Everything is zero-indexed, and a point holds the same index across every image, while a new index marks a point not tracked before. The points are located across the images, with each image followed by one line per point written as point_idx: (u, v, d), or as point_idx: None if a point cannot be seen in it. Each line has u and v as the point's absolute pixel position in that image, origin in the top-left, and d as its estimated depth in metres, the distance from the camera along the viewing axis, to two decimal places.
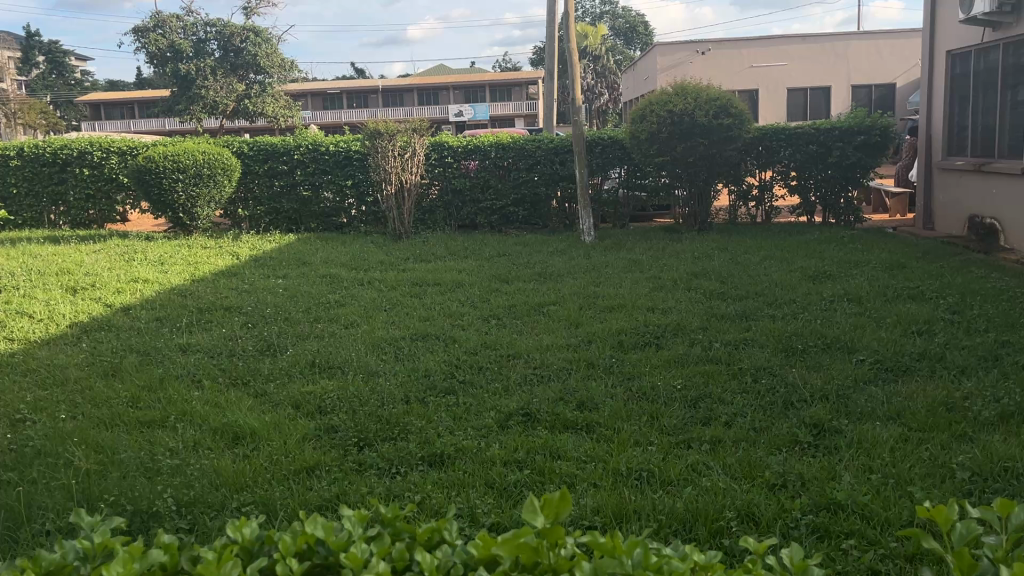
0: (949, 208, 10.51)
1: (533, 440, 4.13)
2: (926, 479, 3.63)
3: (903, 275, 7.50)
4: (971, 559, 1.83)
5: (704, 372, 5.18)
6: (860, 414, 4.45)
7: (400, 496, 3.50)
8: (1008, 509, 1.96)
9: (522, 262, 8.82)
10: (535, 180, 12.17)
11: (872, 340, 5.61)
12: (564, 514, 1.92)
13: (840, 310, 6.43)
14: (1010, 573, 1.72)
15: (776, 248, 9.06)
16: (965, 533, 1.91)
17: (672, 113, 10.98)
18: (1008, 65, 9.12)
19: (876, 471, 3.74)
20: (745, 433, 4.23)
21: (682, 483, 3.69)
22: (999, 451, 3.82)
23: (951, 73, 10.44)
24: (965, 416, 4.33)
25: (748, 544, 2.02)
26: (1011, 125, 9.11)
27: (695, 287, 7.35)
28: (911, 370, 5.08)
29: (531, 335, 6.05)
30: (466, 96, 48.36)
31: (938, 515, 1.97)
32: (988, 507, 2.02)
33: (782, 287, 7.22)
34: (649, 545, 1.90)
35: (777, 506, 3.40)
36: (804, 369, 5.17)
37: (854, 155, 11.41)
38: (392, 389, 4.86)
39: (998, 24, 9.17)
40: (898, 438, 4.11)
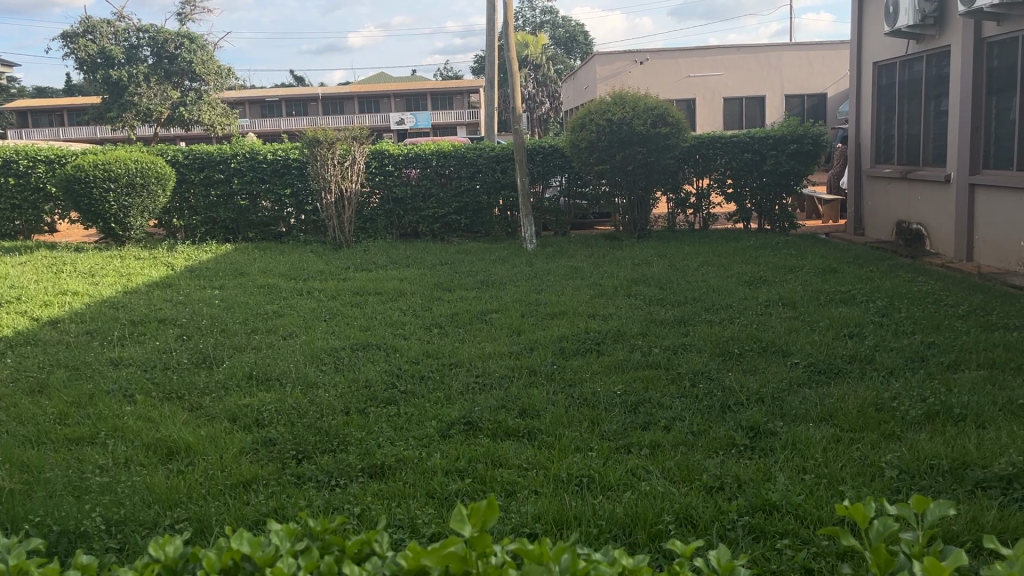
0: (879, 214, 10.82)
1: (475, 448, 4.13)
2: (857, 478, 3.74)
3: (834, 280, 7.70)
4: (888, 556, 1.87)
5: (645, 377, 5.25)
6: (794, 416, 4.56)
7: (339, 508, 3.47)
8: (923, 505, 1.99)
9: (463, 270, 8.81)
10: (476, 188, 12.21)
11: (805, 344, 5.76)
12: (490, 522, 1.90)
13: (775, 314, 6.58)
14: (919, 567, 1.76)
15: (714, 255, 9.21)
16: (882, 530, 1.95)
17: (611, 122, 11.10)
18: (931, 76, 9.47)
19: (810, 471, 3.84)
20: (683, 437, 4.30)
21: (622, 487, 3.74)
22: (926, 449, 3.95)
23: (878, 83, 10.79)
24: (894, 416, 4.46)
25: (676, 546, 2.01)
26: (934, 135, 9.45)
27: (635, 294, 7.44)
28: (842, 372, 5.22)
29: (472, 343, 6.05)
30: (408, 104, 48.11)
31: (856, 512, 2.00)
32: (905, 505, 2.05)
33: (719, 292, 7.35)
34: (576, 551, 1.91)
35: (715, 508, 3.46)
36: (740, 372, 5.28)
37: (787, 163, 11.69)
38: (331, 399, 4.81)
39: (922, 37, 9.53)
40: (830, 438, 4.22)
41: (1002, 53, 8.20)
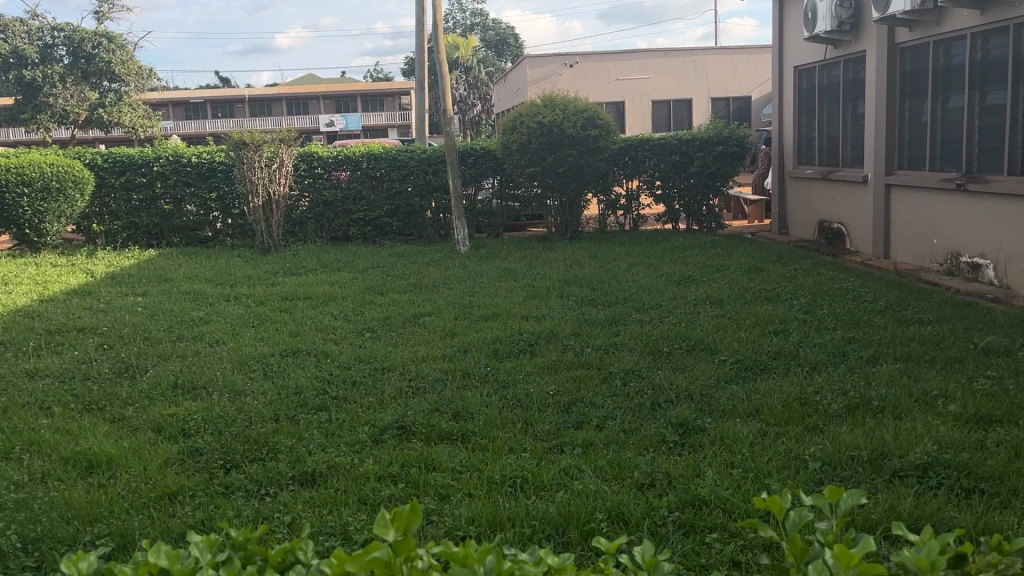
0: (801, 214, 11.14)
1: (408, 453, 4.11)
2: (782, 471, 3.84)
3: (760, 278, 7.91)
4: (803, 546, 1.91)
5: (577, 377, 5.30)
6: (722, 412, 4.67)
7: (269, 517, 3.41)
8: (837, 494, 2.04)
9: (396, 274, 8.75)
10: (408, 191, 12.15)
11: (733, 341, 5.89)
12: (415, 525, 1.88)
13: (704, 313, 6.72)
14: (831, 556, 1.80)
15: (645, 255, 9.35)
16: (799, 519, 1.98)
17: (542, 125, 11.17)
18: (848, 80, 9.81)
19: (738, 465, 3.93)
20: (615, 435, 4.36)
21: (555, 487, 3.76)
22: (847, 441, 4.08)
23: (798, 87, 11.12)
24: (817, 409, 4.61)
25: (602, 543, 2.01)
26: (852, 137, 9.79)
27: (568, 294, 7.50)
28: (768, 368, 5.36)
29: (405, 346, 6.01)
30: (338, 106, 47.51)
31: (773, 504, 2.03)
32: (819, 495, 2.10)
33: (649, 292, 7.46)
34: (501, 551, 1.91)
35: (646, 505, 3.52)
36: (670, 370, 5.38)
37: (713, 165, 11.96)
38: (261, 407, 4.72)
39: (839, 43, 9.87)
40: (756, 433, 4.33)
41: (915, 58, 8.56)
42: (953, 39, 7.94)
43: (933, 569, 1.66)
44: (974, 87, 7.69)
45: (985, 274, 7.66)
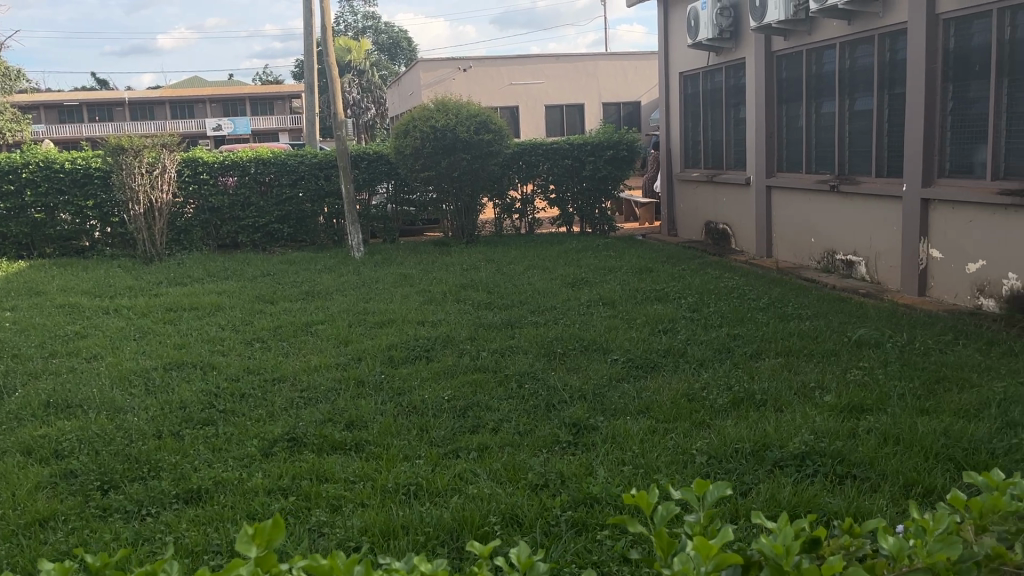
0: (689, 215, 11.51)
1: (300, 465, 4.02)
2: (671, 465, 3.96)
3: (650, 278, 8.12)
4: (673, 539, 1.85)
5: (473, 381, 5.30)
6: (614, 410, 4.76)
7: (151, 539, 3.27)
8: (705, 487, 2.00)
9: (286, 281, 8.56)
10: (299, 196, 11.91)
11: (624, 341, 6.03)
12: (279, 542, 1.83)
13: (596, 313, 6.84)
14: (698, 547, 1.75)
15: (539, 258, 9.46)
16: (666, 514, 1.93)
17: (435, 129, 11.14)
18: (730, 86, 10.20)
19: (629, 462, 4.02)
20: (510, 438, 4.39)
21: (449, 492, 3.76)
22: (732, 434, 4.24)
23: (684, 93, 11.48)
24: (703, 404, 4.77)
25: (477, 546, 1.94)
26: (735, 141, 10.19)
27: (463, 298, 7.51)
28: (658, 366, 5.51)
29: (297, 356, 5.87)
30: (226, 109, 46.08)
31: (641, 500, 1.99)
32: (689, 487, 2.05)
33: (543, 294, 7.56)
34: (373, 561, 1.87)
35: (539, 506, 3.55)
36: (564, 372, 5.45)
37: (605, 169, 12.22)
38: (142, 424, 4.52)
39: (720, 50, 10.25)
40: (647, 430, 4.45)
41: (790, 66, 9.01)
42: (823, 48, 8.41)
43: (787, 554, 1.65)
44: (844, 94, 8.17)
45: (858, 271, 8.11)
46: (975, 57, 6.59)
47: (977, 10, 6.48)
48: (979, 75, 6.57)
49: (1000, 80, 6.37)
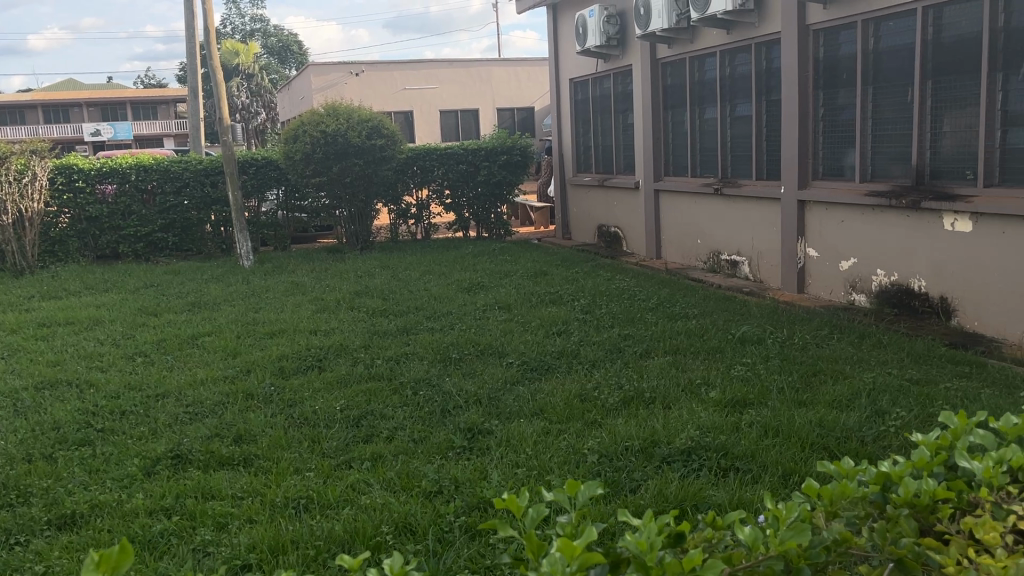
0: (582, 219, 11.72)
1: (184, 483, 3.87)
2: (563, 466, 4.02)
3: (545, 281, 8.23)
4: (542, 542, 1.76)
5: (367, 390, 5.23)
6: (508, 414, 4.80)
7: (18, 570, 3.09)
8: (575, 489, 1.93)
9: (171, 292, 8.24)
10: (184, 204, 11.49)
11: (519, 344, 6.08)
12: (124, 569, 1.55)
13: (492, 318, 6.88)
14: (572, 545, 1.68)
15: (435, 264, 9.43)
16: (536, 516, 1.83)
17: (325, 134, 10.96)
18: (618, 92, 10.45)
19: (522, 465, 4.06)
20: (404, 445, 4.36)
21: (341, 504, 3.69)
22: (622, 433, 4.33)
23: (574, 98, 11.68)
24: (595, 404, 4.86)
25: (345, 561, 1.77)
26: (624, 146, 10.44)
27: (358, 306, 7.41)
28: (552, 368, 5.58)
29: (182, 370, 5.66)
30: (105, 114, 44.01)
31: (511, 503, 1.88)
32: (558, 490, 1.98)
33: (439, 300, 7.54)
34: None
35: (432, 513, 3.54)
36: (459, 377, 5.45)
37: (499, 173, 12.30)
38: (10, 448, 4.25)
39: (607, 57, 10.48)
40: (540, 432, 4.50)
41: (674, 73, 9.29)
42: (705, 56, 8.73)
43: (652, 549, 1.62)
44: (725, 100, 8.49)
45: (742, 270, 8.45)
46: (843, 66, 7.04)
47: (844, 22, 6.93)
48: (847, 83, 7.03)
49: (866, 88, 6.84)
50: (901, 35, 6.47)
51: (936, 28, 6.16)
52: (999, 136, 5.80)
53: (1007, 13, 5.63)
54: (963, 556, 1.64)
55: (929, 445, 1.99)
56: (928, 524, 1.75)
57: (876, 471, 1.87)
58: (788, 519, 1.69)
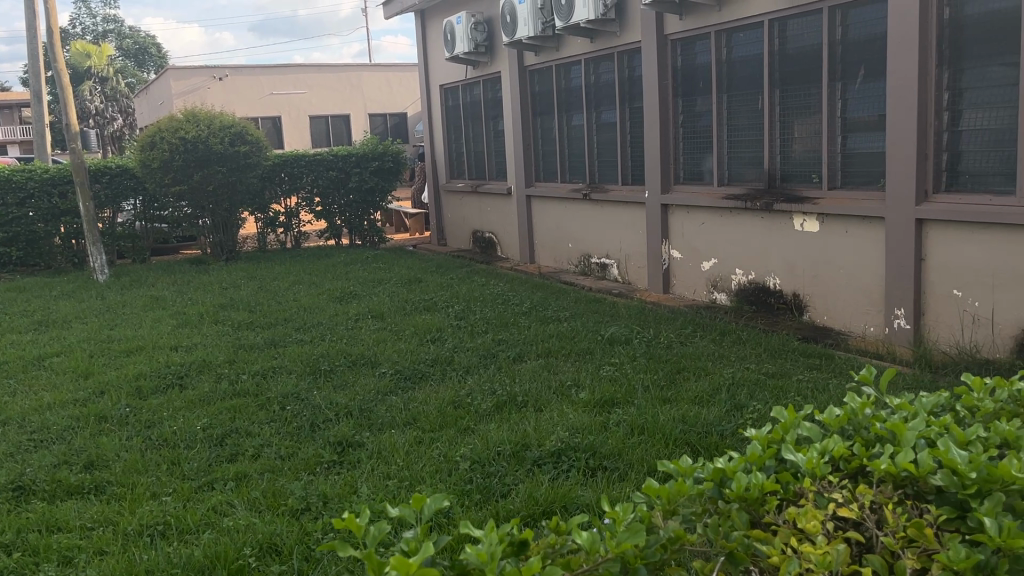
0: (456, 225, 11.73)
1: (27, 516, 3.61)
2: (435, 475, 3.99)
3: (418, 288, 8.18)
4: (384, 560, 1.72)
5: (232, 407, 5.04)
6: (380, 425, 4.72)
7: None
8: (421, 503, 1.90)
9: (13, 311, 7.68)
10: (29, 216, 10.75)
11: (392, 353, 6.01)
12: None
13: (365, 327, 6.77)
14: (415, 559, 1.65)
15: (305, 273, 9.20)
16: (379, 534, 1.81)
17: (185, 141, 10.50)
18: (488, 99, 10.52)
19: (392, 476, 4.00)
20: (271, 463, 4.22)
21: (202, 528, 3.53)
22: (494, 438, 4.34)
23: (445, 105, 11.68)
24: (467, 411, 4.85)
25: None
26: (496, 152, 10.54)
27: (223, 319, 7.13)
28: (425, 376, 5.54)
29: (25, 395, 5.28)
30: None
31: (352, 524, 1.83)
32: (405, 505, 1.95)
33: (309, 310, 7.36)
34: None
35: (299, 531, 3.44)
36: (330, 389, 5.32)
37: (371, 180, 12.15)
38: None
39: (476, 63, 10.53)
40: (412, 441, 4.45)
41: (542, 80, 9.44)
42: (570, 64, 8.91)
43: (492, 560, 1.62)
44: (591, 107, 8.70)
45: (611, 273, 8.67)
46: (700, 74, 7.36)
47: (699, 33, 7.25)
48: (703, 91, 7.35)
49: (720, 96, 7.17)
50: (751, 46, 6.82)
51: (782, 40, 6.53)
52: (840, 141, 6.21)
53: (843, 27, 6.04)
54: (787, 545, 1.70)
55: (762, 439, 2.05)
56: (757, 518, 1.80)
57: (712, 467, 1.91)
58: (623, 520, 1.71)
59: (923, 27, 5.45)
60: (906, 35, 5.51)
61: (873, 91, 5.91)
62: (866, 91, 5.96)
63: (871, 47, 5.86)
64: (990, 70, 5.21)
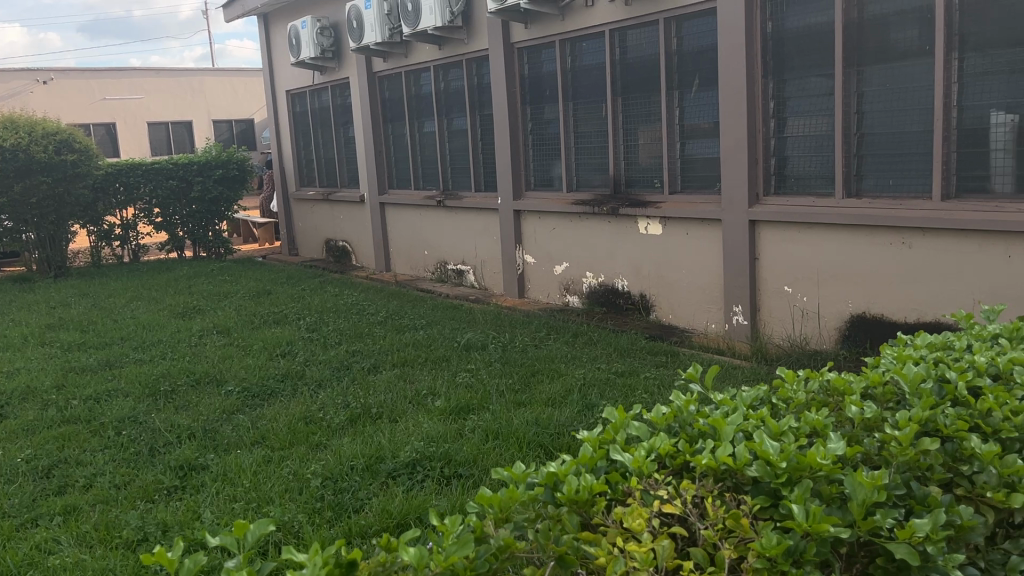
0: (308, 234, 11.44)
1: None
2: (284, 494, 3.85)
3: (268, 301, 7.89)
4: None
5: (60, 435, 4.67)
6: (226, 445, 4.51)
7: None
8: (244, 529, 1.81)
9: None
10: None
11: (239, 369, 5.76)
12: None
13: (209, 343, 6.46)
14: None
15: (143, 289, 8.69)
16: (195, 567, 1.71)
17: (3, 150, 9.84)
18: (337, 105, 10.33)
19: (239, 499, 3.82)
20: (104, 492, 3.94)
21: (23, 570, 3.25)
22: (348, 452, 4.24)
23: (292, 111, 11.37)
24: (319, 426, 4.72)
25: None
26: (347, 159, 10.35)
27: (50, 341, 6.62)
28: (275, 392, 5.34)
29: None
30: None
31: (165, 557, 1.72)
32: (228, 533, 1.86)
33: (148, 328, 6.95)
34: None
35: (135, 563, 3.23)
36: (171, 411, 5.04)
37: (215, 189, 11.64)
38: None
39: (324, 69, 10.31)
40: (260, 460, 4.28)
41: (391, 87, 9.35)
42: (420, 70, 8.88)
43: None
44: (442, 114, 8.70)
45: (467, 279, 8.70)
46: (546, 82, 7.51)
47: (544, 41, 7.39)
48: (550, 98, 7.50)
49: (567, 103, 7.35)
50: (594, 55, 7.03)
51: (623, 49, 6.77)
52: (679, 147, 6.50)
53: (678, 38, 6.33)
54: (614, 545, 1.72)
55: (595, 440, 2.07)
56: (587, 521, 1.82)
57: (546, 472, 1.92)
58: (451, 534, 1.69)
59: (750, 40, 5.79)
60: (735, 47, 5.83)
61: (707, 100, 6.22)
62: (701, 100, 6.27)
63: (704, 58, 6.17)
64: (809, 81, 5.60)
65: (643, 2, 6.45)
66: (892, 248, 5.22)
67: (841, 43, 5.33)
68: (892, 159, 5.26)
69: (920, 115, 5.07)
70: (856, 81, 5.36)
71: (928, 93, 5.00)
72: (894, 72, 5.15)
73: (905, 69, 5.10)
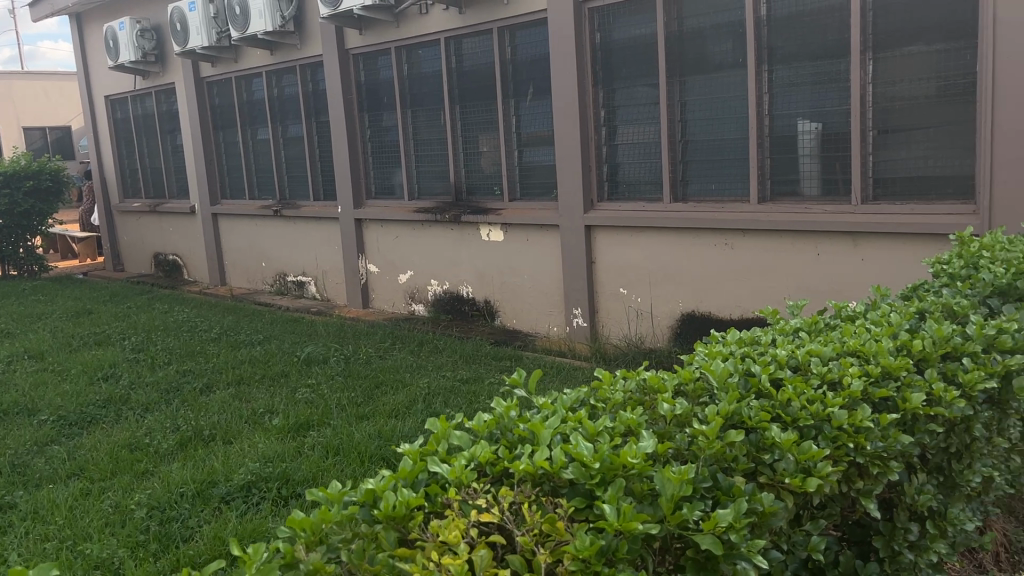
0: (134, 248, 10.76)
1: None
2: (105, 528, 3.58)
3: (88, 321, 7.34)
4: None
5: None
6: (38, 480, 4.14)
7: None
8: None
9: None
10: None
11: (55, 397, 5.31)
12: None
13: (20, 370, 5.92)
14: None
15: None
16: None
17: None
18: (162, 112, 9.79)
19: (52, 538, 3.52)
20: None
21: None
22: (176, 477, 3.99)
23: (112, 118, 10.67)
24: (146, 452, 4.42)
25: None
26: (175, 169, 9.83)
27: None
28: (96, 420, 4.96)
29: None
30: None
31: None
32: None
33: None
34: None
35: None
36: None
37: (26, 202, 10.72)
38: None
39: (146, 73, 9.75)
40: (77, 494, 3.96)
41: (221, 93, 8.97)
42: (251, 76, 8.56)
43: None
44: (276, 122, 8.43)
45: (308, 291, 8.45)
46: (383, 89, 7.43)
47: (380, 48, 7.31)
48: (387, 106, 7.42)
49: (405, 111, 7.29)
50: (430, 63, 7.02)
51: (459, 58, 6.80)
52: (517, 155, 6.60)
53: (512, 47, 6.43)
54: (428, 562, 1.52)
55: (411, 455, 1.86)
56: (404, 539, 1.60)
57: (363, 488, 1.70)
58: (255, 564, 1.48)
59: (580, 50, 5.95)
60: (566, 58, 5.99)
61: (542, 108, 6.35)
62: (535, 108, 6.39)
63: (537, 67, 6.30)
64: (636, 90, 5.83)
65: (477, 11, 6.50)
66: (717, 248, 5.52)
67: (664, 55, 5.59)
68: (713, 165, 5.55)
69: (737, 124, 5.38)
70: (679, 91, 5.63)
71: (743, 103, 5.33)
72: (713, 83, 5.45)
73: (721, 81, 5.41)
